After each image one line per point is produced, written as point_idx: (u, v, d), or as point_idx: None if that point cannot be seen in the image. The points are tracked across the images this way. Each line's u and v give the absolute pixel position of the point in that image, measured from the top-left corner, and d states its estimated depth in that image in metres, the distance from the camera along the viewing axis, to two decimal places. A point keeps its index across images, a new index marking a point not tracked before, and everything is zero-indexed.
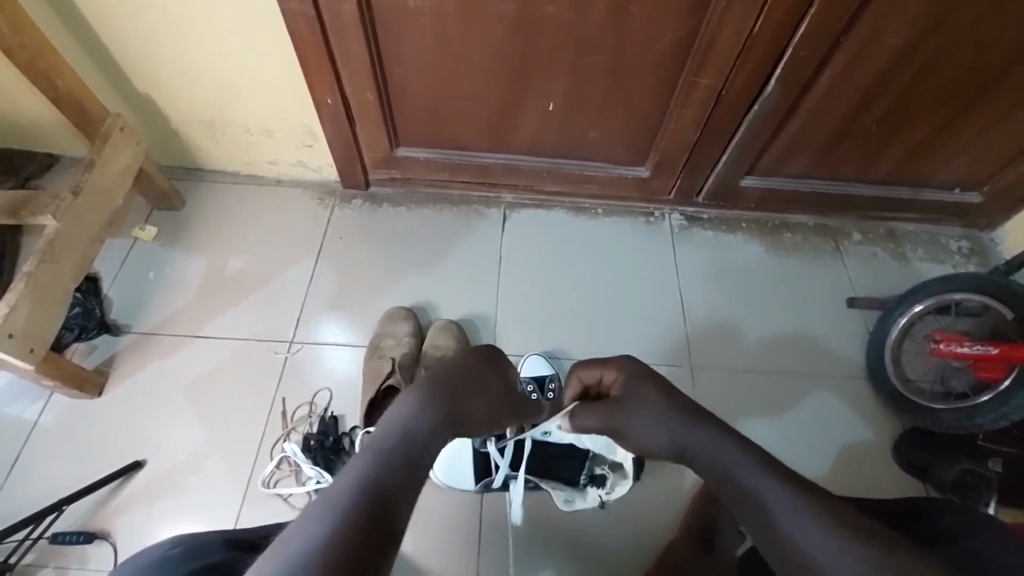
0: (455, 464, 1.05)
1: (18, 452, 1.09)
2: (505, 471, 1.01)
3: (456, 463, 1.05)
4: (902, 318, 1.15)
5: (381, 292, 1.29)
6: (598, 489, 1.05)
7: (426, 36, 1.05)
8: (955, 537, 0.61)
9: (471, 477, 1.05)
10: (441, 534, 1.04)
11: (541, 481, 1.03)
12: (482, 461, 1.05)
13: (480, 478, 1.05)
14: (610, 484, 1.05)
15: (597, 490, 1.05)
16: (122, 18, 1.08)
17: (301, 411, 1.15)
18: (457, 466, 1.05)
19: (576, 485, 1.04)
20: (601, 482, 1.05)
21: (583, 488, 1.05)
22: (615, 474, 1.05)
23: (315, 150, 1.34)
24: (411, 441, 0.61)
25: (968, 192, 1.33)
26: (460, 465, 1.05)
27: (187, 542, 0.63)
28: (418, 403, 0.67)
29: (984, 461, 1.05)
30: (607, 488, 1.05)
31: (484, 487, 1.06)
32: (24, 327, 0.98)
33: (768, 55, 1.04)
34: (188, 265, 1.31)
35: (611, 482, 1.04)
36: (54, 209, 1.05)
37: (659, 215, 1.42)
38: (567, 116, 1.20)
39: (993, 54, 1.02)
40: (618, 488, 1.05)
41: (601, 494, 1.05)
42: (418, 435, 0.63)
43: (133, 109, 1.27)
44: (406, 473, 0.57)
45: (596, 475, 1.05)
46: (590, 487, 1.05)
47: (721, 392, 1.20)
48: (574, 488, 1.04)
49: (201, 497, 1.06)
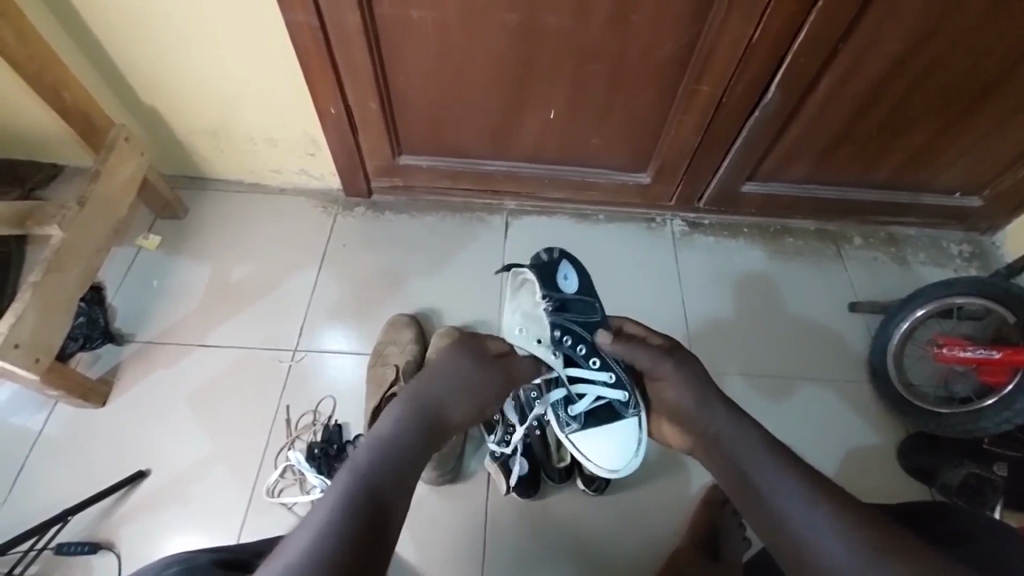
0: (601, 451, 0.89)
1: (23, 463, 1.09)
2: (595, 385, 0.86)
3: (596, 446, 0.89)
4: (904, 323, 1.16)
5: (384, 300, 1.29)
6: (557, 281, 0.82)
7: (429, 45, 1.06)
8: (967, 540, 0.63)
9: (629, 427, 0.88)
10: (422, 510, 1.06)
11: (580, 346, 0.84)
12: (608, 420, 0.88)
13: (620, 416, 0.88)
14: (530, 292, 0.84)
15: (554, 273, 0.82)
16: (128, 30, 1.08)
17: (305, 419, 1.16)
18: (612, 445, 0.89)
19: (587, 309, 0.84)
20: (529, 287, 0.84)
21: (568, 298, 0.83)
22: (550, 268, 0.82)
23: (317, 158, 1.35)
24: (391, 456, 0.69)
25: (967, 197, 1.33)
26: (609, 441, 0.89)
27: (178, 560, 0.62)
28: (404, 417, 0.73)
29: (988, 464, 1.04)
30: (561, 279, 0.83)
31: (639, 408, 0.87)
32: (31, 338, 0.98)
33: (768, 64, 1.05)
34: (191, 275, 1.31)
35: (559, 273, 0.83)
36: (60, 219, 1.06)
37: (661, 220, 1.42)
38: (568, 124, 1.21)
39: (993, 60, 1.03)
40: (521, 268, 0.84)
41: (565, 289, 0.83)
42: (398, 449, 0.70)
43: (139, 120, 1.28)
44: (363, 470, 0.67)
45: (566, 289, 0.83)
46: (541, 312, 0.82)
47: (745, 398, 1.20)
48: (581, 305, 0.83)
49: (204, 507, 1.06)
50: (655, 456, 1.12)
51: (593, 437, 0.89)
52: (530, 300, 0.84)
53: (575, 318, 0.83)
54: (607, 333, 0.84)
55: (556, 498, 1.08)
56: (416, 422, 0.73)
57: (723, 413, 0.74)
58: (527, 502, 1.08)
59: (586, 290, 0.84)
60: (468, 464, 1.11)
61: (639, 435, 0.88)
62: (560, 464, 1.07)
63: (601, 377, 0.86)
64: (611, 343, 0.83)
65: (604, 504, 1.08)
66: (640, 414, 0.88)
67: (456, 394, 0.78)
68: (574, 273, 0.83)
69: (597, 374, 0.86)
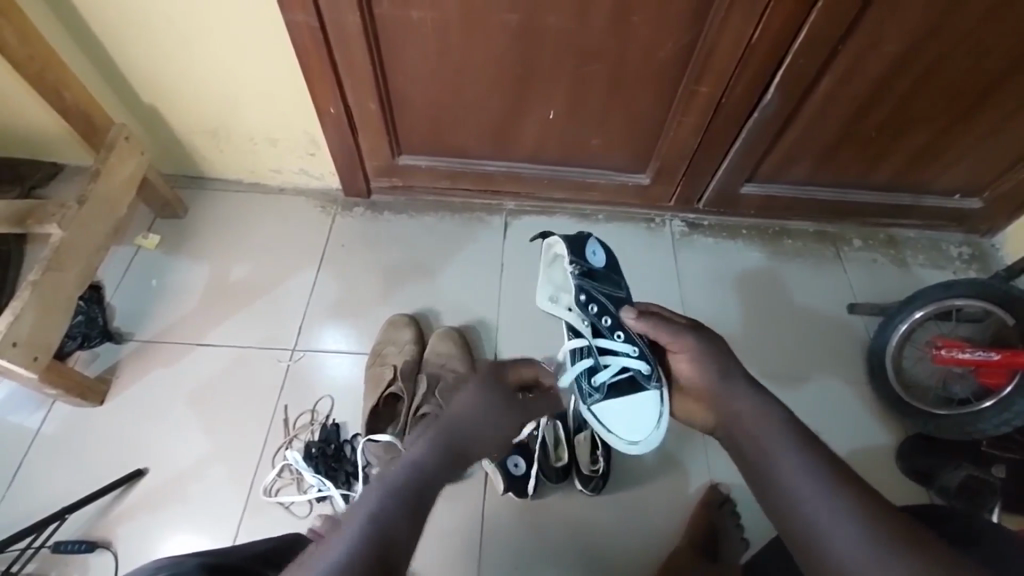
0: (619, 423, 0.91)
1: (21, 462, 1.09)
2: (618, 356, 0.88)
3: (618, 417, 0.91)
4: (903, 325, 1.16)
5: (383, 300, 1.29)
6: (586, 253, 0.89)
7: (429, 45, 1.06)
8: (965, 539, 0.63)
9: (649, 400, 0.89)
10: None
11: (608, 318, 0.88)
12: (631, 392, 0.90)
13: (642, 389, 0.89)
14: (562, 263, 0.91)
15: (584, 246, 0.90)
16: (129, 30, 1.09)
17: (303, 419, 1.16)
18: (631, 417, 0.90)
19: (613, 282, 0.91)
20: (559, 258, 0.92)
21: (596, 270, 0.90)
22: (580, 241, 0.89)
23: (317, 158, 1.35)
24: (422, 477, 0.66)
25: (967, 199, 1.33)
26: (630, 413, 0.90)
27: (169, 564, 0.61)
28: (435, 442, 0.72)
29: (987, 466, 1.04)
30: (591, 253, 0.89)
31: (661, 381, 0.88)
32: (29, 336, 0.98)
33: (766, 66, 1.05)
34: (190, 274, 1.31)
35: (589, 248, 0.90)
36: (60, 218, 1.06)
37: (661, 221, 1.42)
38: (568, 124, 1.21)
39: (993, 61, 1.02)
40: (552, 239, 0.92)
41: (595, 263, 0.90)
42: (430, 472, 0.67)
43: (139, 119, 1.28)
44: (394, 489, 0.63)
45: (595, 263, 0.90)
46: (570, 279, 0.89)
47: None
48: (608, 279, 0.91)
49: (202, 507, 1.06)
50: (654, 456, 1.12)
51: (613, 408, 0.91)
52: (560, 268, 0.91)
53: (604, 291, 0.89)
54: (632, 309, 0.83)
55: (553, 498, 1.08)
56: (446, 447, 0.72)
57: (722, 412, 0.74)
58: (525, 502, 1.08)
59: (612, 269, 0.92)
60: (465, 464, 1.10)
61: (659, 409, 0.89)
62: (557, 464, 1.06)
63: (624, 351, 0.87)
64: (636, 318, 0.83)
65: (603, 505, 1.08)
66: (662, 386, 0.88)
67: (479, 428, 0.78)
68: (601, 249, 0.91)
69: (621, 345, 0.87)
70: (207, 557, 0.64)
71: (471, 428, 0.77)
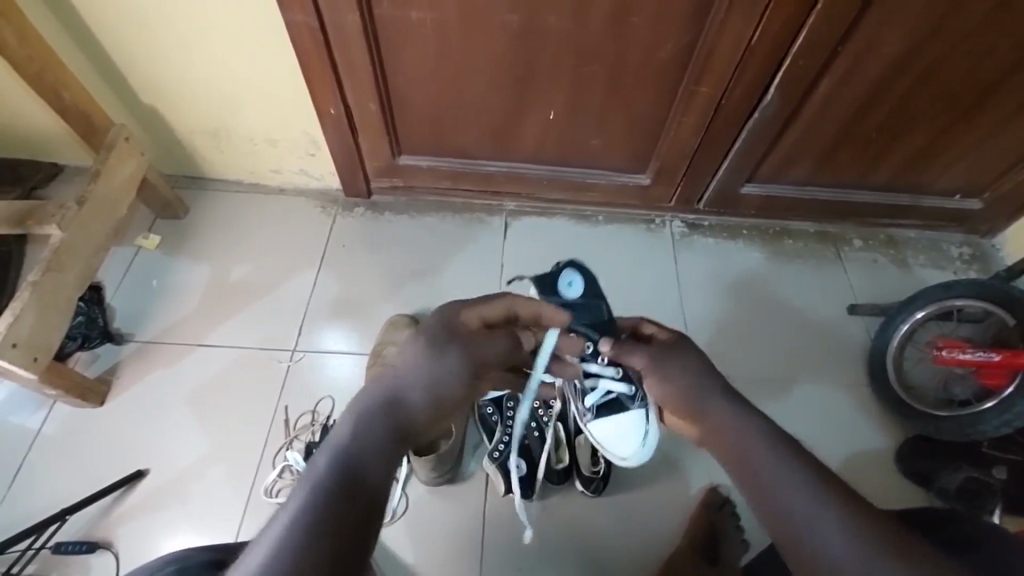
0: (609, 440, 0.94)
1: (21, 463, 1.09)
2: (602, 382, 0.87)
3: (608, 435, 0.93)
4: (903, 325, 1.16)
5: (384, 300, 1.29)
6: (558, 286, 0.80)
7: (428, 46, 1.06)
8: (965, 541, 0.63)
9: (635, 418, 0.90)
10: (420, 510, 1.06)
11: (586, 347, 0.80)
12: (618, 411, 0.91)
13: (628, 410, 0.90)
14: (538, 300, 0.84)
15: (555, 279, 0.81)
16: (128, 31, 1.09)
17: (303, 420, 1.15)
18: (620, 435, 0.92)
19: (591, 309, 0.80)
20: None
21: (569, 302, 0.80)
22: (550, 275, 0.81)
23: (318, 159, 1.35)
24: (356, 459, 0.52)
25: (968, 200, 1.33)
26: (619, 431, 0.92)
27: (168, 565, 0.61)
28: (369, 417, 0.56)
29: (987, 467, 1.04)
30: (563, 285, 0.80)
31: (645, 400, 0.89)
32: (28, 337, 0.98)
33: (766, 67, 1.05)
34: (190, 275, 1.31)
35: (562, 278, 0.81)
36: (59, 219, 1.06)
37: (661, 222, 1.42)
38: (568, 125, 1.21)
39: (994, 61, 1.02)
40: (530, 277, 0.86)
41: (569, 294, 0.80)
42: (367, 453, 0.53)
43: (139, 120, 1.28)
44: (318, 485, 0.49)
45: (569, 292, 0.80)
46: None
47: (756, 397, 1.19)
48: (587, 307, 0.80)
49: (202, 508, 1.06)
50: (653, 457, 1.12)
51: (602, 426, 0.93)
52: None
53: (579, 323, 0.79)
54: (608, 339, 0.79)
55: (553, 500, 1.08)
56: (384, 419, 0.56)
57: None
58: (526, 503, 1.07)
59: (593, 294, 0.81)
60: (465, 465, 1.11)
61: (645, 426, 0.91)
62: (557, 466, 1.07)
63: (608, 373, 0.86)
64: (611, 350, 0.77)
65: (603, 507, 1.08)
66: (645, 406, 0.89)
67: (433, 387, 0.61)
68: (575, 277, 0.81)
69: (607, 369, 0.85)
70: (206, 557, 0.63)
71: (425, 399, 0.60)
